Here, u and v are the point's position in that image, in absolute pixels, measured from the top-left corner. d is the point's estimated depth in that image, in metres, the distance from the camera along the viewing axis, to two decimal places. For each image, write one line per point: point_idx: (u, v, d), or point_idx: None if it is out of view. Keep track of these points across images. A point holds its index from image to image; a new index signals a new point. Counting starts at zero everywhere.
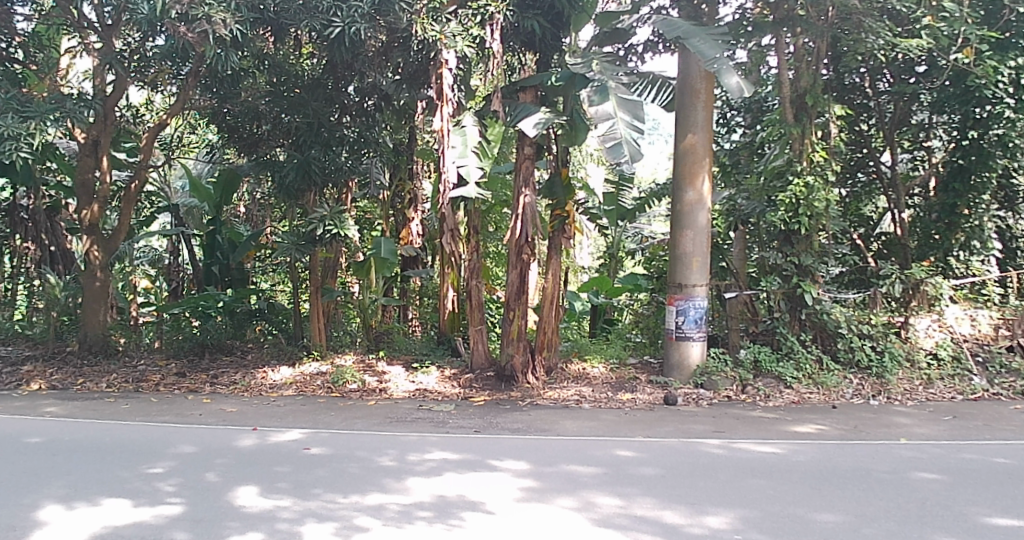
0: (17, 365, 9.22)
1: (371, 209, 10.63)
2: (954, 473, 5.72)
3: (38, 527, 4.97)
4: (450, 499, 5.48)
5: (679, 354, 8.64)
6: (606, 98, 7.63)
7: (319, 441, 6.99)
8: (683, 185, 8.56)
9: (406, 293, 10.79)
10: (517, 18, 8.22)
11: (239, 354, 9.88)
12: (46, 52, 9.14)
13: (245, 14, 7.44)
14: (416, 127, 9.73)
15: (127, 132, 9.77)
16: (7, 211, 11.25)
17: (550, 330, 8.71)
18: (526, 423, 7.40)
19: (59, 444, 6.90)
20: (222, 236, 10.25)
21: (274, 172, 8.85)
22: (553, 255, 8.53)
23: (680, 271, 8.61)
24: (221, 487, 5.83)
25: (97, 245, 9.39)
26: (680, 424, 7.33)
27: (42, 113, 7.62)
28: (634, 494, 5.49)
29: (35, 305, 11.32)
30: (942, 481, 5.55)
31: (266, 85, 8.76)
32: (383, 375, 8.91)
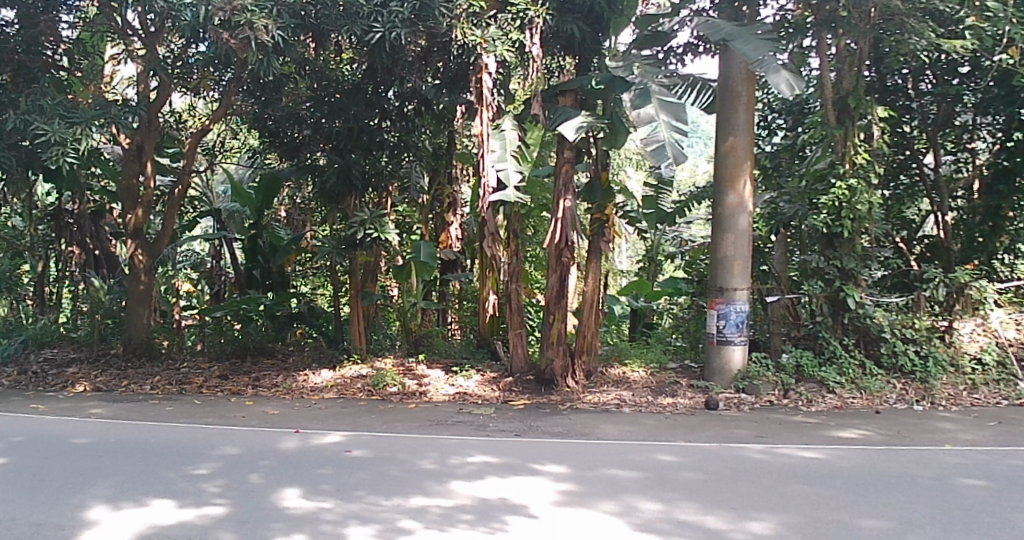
0: (63, 367, 9.40)
1: (410, 214, 10.27)
2: (1001, 480, 5.60)
3: (87, 526, 5.01)
4: (492, 502, 5.45)
5: (721, 359, 8.56)
6: (647, 101, 7.65)
7: (360, 444, 7.03)
8: (724, 188, 8.51)
9: (445, 297, 10.76)
10: (558, 22, 8.20)
11: (281, 358, 9.91)
12: (90, 59, 9.26)
13: (287, 21, 7.53)
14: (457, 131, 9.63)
15: (171, 138, 10.02)
16: (52, 217, 11.23)
17: (589, 334, 8.63)
18: (566, 427, 7.37)
19: (106, 446, 7.00)
20: (264, 240, 10.20)
21: (315, 177, 8.97)
22: (593, 259, 8.45)
23: (720, 274, 8.56)
24: (265, 488, 5.86)
25: (141, 249, 9.43)
26: (723, 429, 7.27)
27: (88, 119, 7.75)
28: (677, 499, 5.43)
29: (78, 307, 11.43)
30: (988, 488, 5.44)
31: (307, 90, 8.87)
32: (423, 378, 8.90)
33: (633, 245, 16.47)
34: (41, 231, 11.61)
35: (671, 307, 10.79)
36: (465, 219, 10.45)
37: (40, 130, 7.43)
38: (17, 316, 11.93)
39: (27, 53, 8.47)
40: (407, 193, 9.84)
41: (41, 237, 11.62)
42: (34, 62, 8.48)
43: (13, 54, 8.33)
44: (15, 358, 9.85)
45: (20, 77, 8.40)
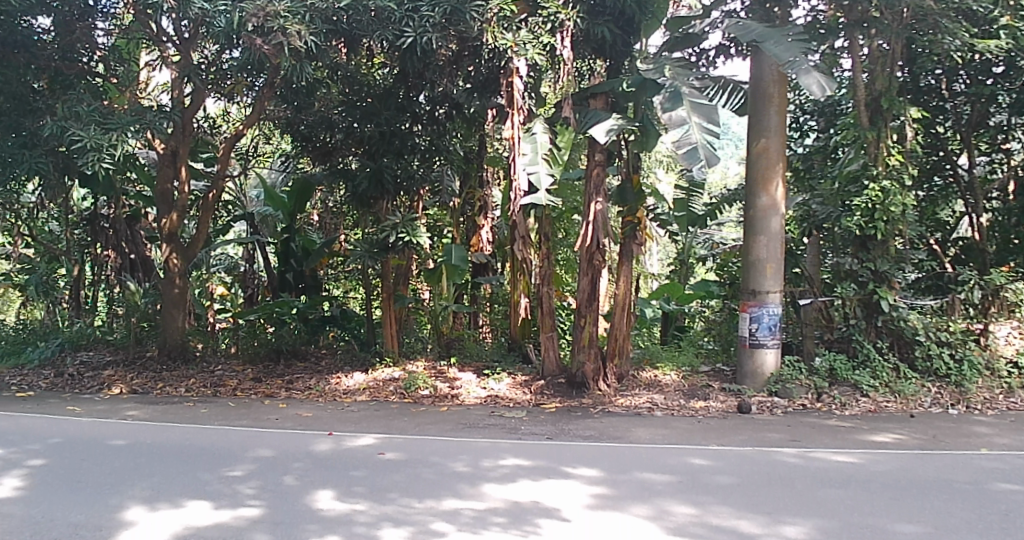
0: (99, 370, 9.51)
1: (440, 216, 10.33)
2: None
3: (125, 527, 5.06)
4: (525, 506, 5.45)
5: (753, 362, 8.51)
6: (678, 104, 7.65)
7: (393, 447, 7.06)
8: (756, 191, 8.47)
9: (477, 300, 10.74)
10: (589, 25, 8.23)
11: (314, 360, 9.98)
12: (126, 65, 9.37)
13: (319, 26, 7.61)
14: (488, 134, 9.56)
15: (205, 143, 10.01)
16: (89, 220, 11.48)
17: (621, 337, 8.61)
18: (598, 430, 7.35)
19: (143, 448, 7.09)
20: (297, 244, 10.26)
21: (348, 181, 9.10)
22: (625, 262, 8.44)
23: (753, 277, 8.52)
24: (299, 490, 5.90)
25: (175, 253, 9.53)
26: (757, 433, 7.22)
27: (123, 125, 7.85)
28: (709, 503, 5.41)
29: (114, 311, 11.57)
30: None
31: (339, 95, 8.96)
32: (455, 381, 8.90)
33: (665, 248, 16.46)
34: (77, 235, 11.79)
35: (702, 310, 10.70)
36: (497, 222, 10.26)
37: (77, 136, 7.55)
38: (53, 320, 11.85)
39: (63, 60, 8.66)
40: (439, 196, 9.80)
41: (77, 241, 11.78)
42: (71, 69, 8.69)
43: (49, 61, 8.50)
44: (50, 361, 10.02)
45: (56, 83, 8.61)
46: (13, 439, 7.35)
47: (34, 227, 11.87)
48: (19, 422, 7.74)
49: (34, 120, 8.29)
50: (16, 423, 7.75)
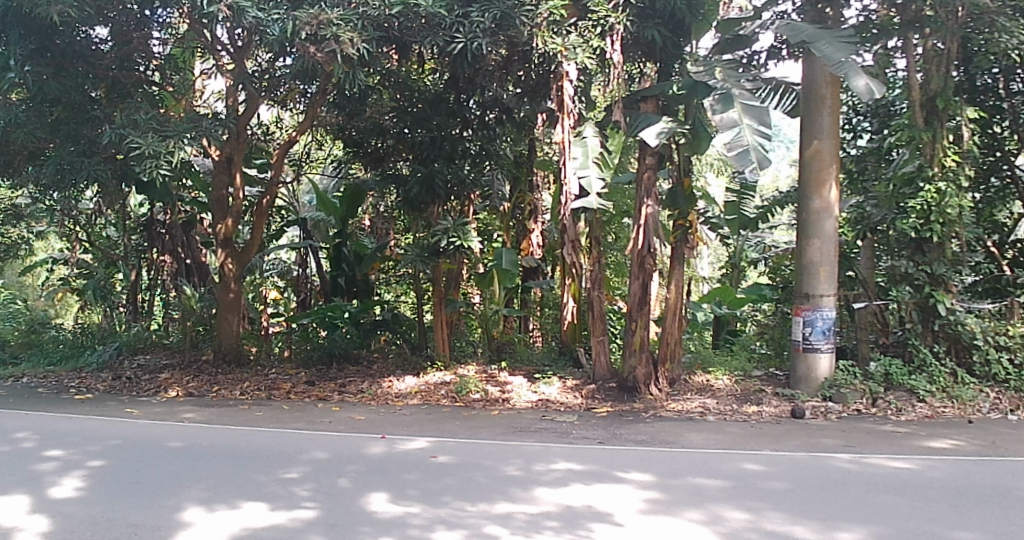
0: (157, 373, 9.71)
1: (490, 220, 10.36)
2: None
3: (183, 527, 5.13)
4: (577, 510, 5.43)
5: (807, 367, 8.43)
6: (730, 106, 7.60)
7: (444, 450, 7.09)
8: (810, 193, 8.42)
9: (527, 304, 10.85)
10: (637, 28, 8.25)
11: (366, 364, 10.03)
12: (181, 73, 9.56)
13: (372, 34, 7.74)
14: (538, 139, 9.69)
15: (259, 149, 10.34)
16: (145, 226, 11.81)
17: (672, 341, 8.52)
18: (650, 435, 7.31)
19: (200, 450, 7.21)
20: (349, 249, 10.45)
21: (400, 187, 9.20)
22: (676, 265, 8.37)
23: (807, 280, 8.44)
24: (352, 493, 5.95)
25: (231, 257, 9.66)
26: (811, 438, 7.13)
27: (180, 133, 7.98)
28: (764, 509, 5.34)
29: (170, 314, 11.74)
30: None
31: (391, 101, 9.10)
32: (506, 385, 8.91)
33: (717, 251, 16.35)
34: (134, 241, 12.00)
35: (754, 313, 10.62)
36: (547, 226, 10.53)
37: (135, 143, 7.70)
38: (111, 323, 12.03)
39: (120, 69, 8.83)
40: (489, 200, 9.91)
41: (134, 246, 12.11)
42: (128, 78, 8.86)
43: (107, 71, 8.68)
44: (109, 364, 10.26)
45: (114, 92, 8.79)
46: (75, 441, 7.54)
47: (93, 234, 12.13)
48: (79, 424, 7.94)
49: (92, 128, 8.46)
50: (77, 425, 7.95)
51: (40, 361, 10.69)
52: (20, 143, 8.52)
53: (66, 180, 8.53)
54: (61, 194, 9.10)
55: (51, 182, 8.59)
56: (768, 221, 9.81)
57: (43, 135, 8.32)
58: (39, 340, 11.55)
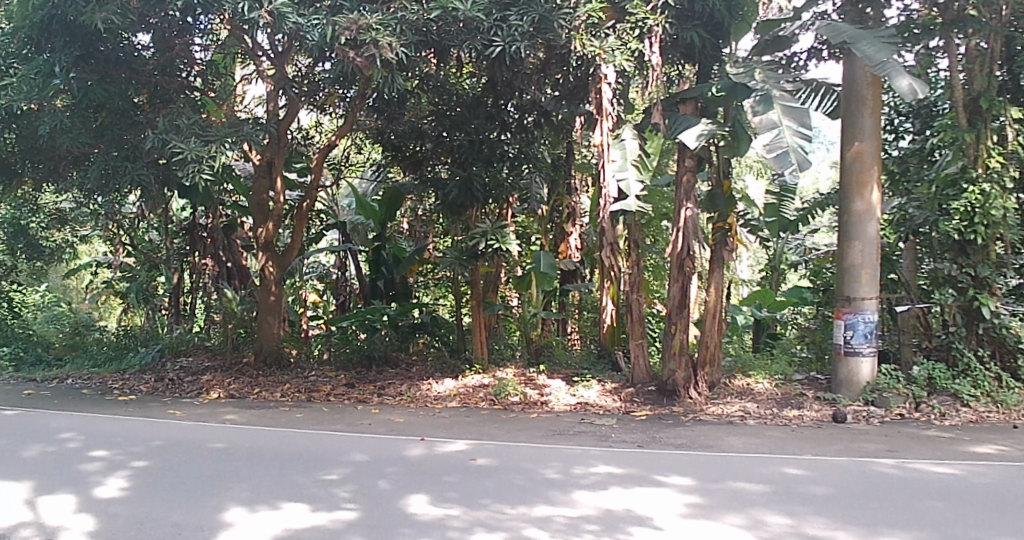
0: (199, 374, 9.85)
1: (528, 224, 10.44)
2: None
3: (225, 528, 5.17)
4: (617, 514, 5.41)
5: (847, 370, 8.36)
6: (770, 108, 7.58)
7: (484, 453, 7.11)
8: (851, 195, 8.36)
9: (565, 306, 10.89)
10: (677, 30, 8.27)
11: (404, 367, 10.09)
12: (223, 78, 9.57)
13: (410, 38, 7.75)
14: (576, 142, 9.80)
15: (299, 154, 10.41)
16: (189, 230, 11.92)
17: (712, 345, 8.47)
18: (689, 439, 7.27)
19: (241, 452, 7.30)
20: (387, 252, 10.42)
21: (439, 190, 9.28)
22: (716, 268, 8.32)
23: (848, 284, 8.36)
24: (391, 494, 5.97)
25: (271, 260, 9.77)
26: (853, 443, 7.05)
27: (221, 138, 8.07)
28: (806, 514, 5.28)
29: (211, 317, 11.91)
30: None
31: (429, 104, 9.19)
32: (544, 388, 8.90)
33: (757, 254, 16.16)
34: (176, 244, 12.25)
35: (795, 318, 10.68)
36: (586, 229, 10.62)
37: (178, 148, 7.80)
38: (153, 326, 12.19)
39: (163, 75, 8.99)
40: (527, 203, 10.01)
41: (177, 249, 12.23)
42: (170, 83, 9.02)
43: (149, 77, 8.85)
44: (151, 366, 10.43)
45: (156, 98, 8.98)
46: (119, 442, 7.66)
47: (136, 237, 12.33)
48: (123, 425, 8.06)
49: (135, 133, 8.64)
50: (121, 426, 8.07)
51: (85, 363, 10.89)
52: (66, 149, 8.69)
53: (109, 184, 8.65)
54: (105, 198, 9.23)
55: (96, 187, 8.74)
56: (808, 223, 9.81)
57: (88, 141, 8.45)
58: (83, 342, 11.75)
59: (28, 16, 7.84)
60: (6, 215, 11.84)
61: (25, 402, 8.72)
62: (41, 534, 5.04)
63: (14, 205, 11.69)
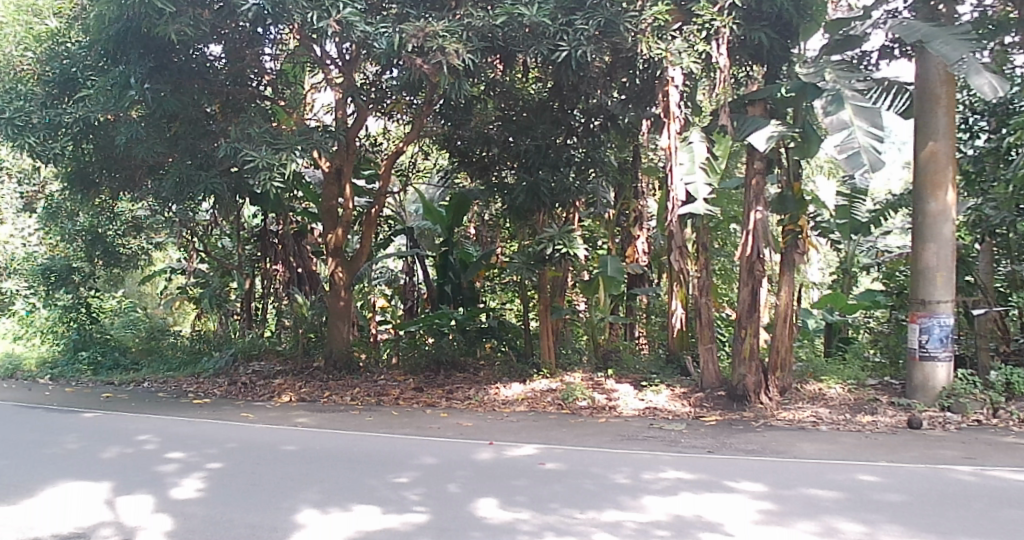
0: (271, 378, 10.15)
1: (595, 228, 10.32)
2: None
3: (297, 529, 5.14)
4: (688, 519, 5.27)
5: (923, 375, 8.20)
6: (841, 107, 7.45)
7: (552, 457, 7.08)
8: (925, 196, 8.24)
9: (633, 311, 11.20)
10: (745, 31, 8.18)
11: (472, 371, 10.22)
12: (292, 88, 9.95)
13: (477, 44, 7.80)
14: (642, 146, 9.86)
15: (367, 160, 10.62)
16: (260, 236, 12.41)
17: (783, 349, 8.43)
18: (761, 444, 7.15)
19: (311, 455, 7.36)
20: (454, 256, 10.71)
21: (506, 196, 9.40)
22: (786, 271, 8.27)
23: (923, 286, 8.25)
24: (462, 498, 5.92)
25: (341, 267, 10.10)
26: (929, 450, 6.86)
27: (291, 145, 8.18)
28: (880, 521, 5.11)
29: (282, 322, 12.24)
30: None
31: (495, 110, 9.31)
32: (612, 393, 8.90)
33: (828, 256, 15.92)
34: (248, 251, 12.62)
35: (868, 321, 10.71)
36: (651, 232, 10.72)
37: (250, 156, 7.92)
38: (227, 330, 12.55)
39: (234, 85, 9.24)
40: (595, 208, 9.89)
41: (248, 256, 12.63)
42: (241, 93, 9.28)
43: (222, 87, 9.08)
44: (225, 371, 10.74)
45: (228, 108, 9.24)
46: (195, 444, 7.77)
47: (209, 243, 12.75)
48: (195, 427, 8.23)
49: (209, 143, 8.86)
50: (196, 428, 8.24)
51: (160, 368, 11.25)
52: (143, 159, 8.96)
53: (184, 193, 8.87)
54: (180, 206, 9.53)
55: (171, 195, 8.99)
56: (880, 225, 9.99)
57: (163, 150, 8.71)
58: (158, 346, 12.37)
59: (105, 29, 7.92)
60: (84, 223, 12.08)
61: (105, 405, 9.00)
62: (120, 534, 5.06)
63: (92, 214, 11.87)
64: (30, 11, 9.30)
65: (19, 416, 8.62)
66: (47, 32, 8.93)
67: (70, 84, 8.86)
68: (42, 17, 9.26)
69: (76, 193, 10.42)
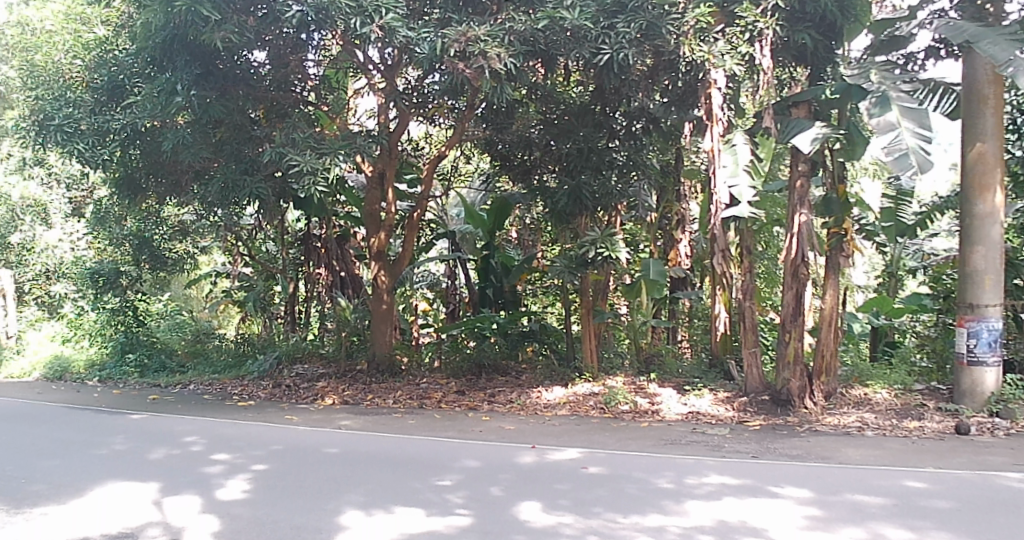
0: (315, 381, 10.35)
1: (637, 231, 10.70)
2: None
3: (340, 530, 5.13)
4: (732, 525, 5.18)
5: (971, 380, 8.10)
6: (888, 109, 7.39)
7: (595, 461, 7.00)
8: (972, 198, 8.15)
9: (676, 315, 11.24)
10: (788, 32, 8.11)
11: (515, 374, 10.30)
12: (335, 93, 10.08)
13: (519, 48, 7.78)
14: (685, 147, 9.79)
15: (409, 164, 10.85)
16: (303, 241, 12.41)
17: (828, 353, 8.35)
18: (806, 450, 7.07)
19: (350, 457, 7.37)
20: (496, 260, 10.90)
21: (547, 199, 9.44)
22: (831, 275, 8.26)
23: (971, 290, 8.16)
24: (504, 501, 5.88)
25: (383, 269, 10.27)
26: (978, 456, 6.75)
27: (334, 150, 8.26)
28: (929, 528, 4.99)
29: (326, 325, 12.34)
30: None
31: (536, 114, 9.38)
32: (655, 397, 8.91)
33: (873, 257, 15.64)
34: (292, 255, 12.76)
35: (914, 325, 10.66)
36: (694, 235, 10.78)
37: (294, 161, 7.98)
38: (270, 334, 12.90)
39: (279, 90, 9.33)
40: (637, 211, 9.99)
41: (291, 260, 12.79)
42: (286, 99, 9.33)
43: (266, 93, 9.17)
44: (269, 373, 10.93)
45: (272, 113, 9.28)
46: (239, 446, 7.77)
47: (253, 248, 12.89)
48: (239, 429, 8.31)
49: (253, 148, 8.91)
50: (240, 430, 8.32)
51: (206, 370, 11.65)
52: (190, 165, 9.12)
53: (229, 197, 8.94)
54: (225, 211, 9.70)
55: (216, 200, 9.11)
56: (927, 228, 9.94)
57: (208, 155, 8.88)
58: (203, 349, 12.68)
59: (153, 37, 8.06)
60: (131, 228, 12.36)
61: (152, 407, 9.21)
62: (167, 533, 5.08)
63: (139, 219, 12.21)
64: (79, 20, 9.63)
65: (71, 417, 8.81)
66: (96, 40, 9.17)
67: (118, 92, 9.06)
68: (90, 24, 9.57)
69: (124, 198, 10.71)
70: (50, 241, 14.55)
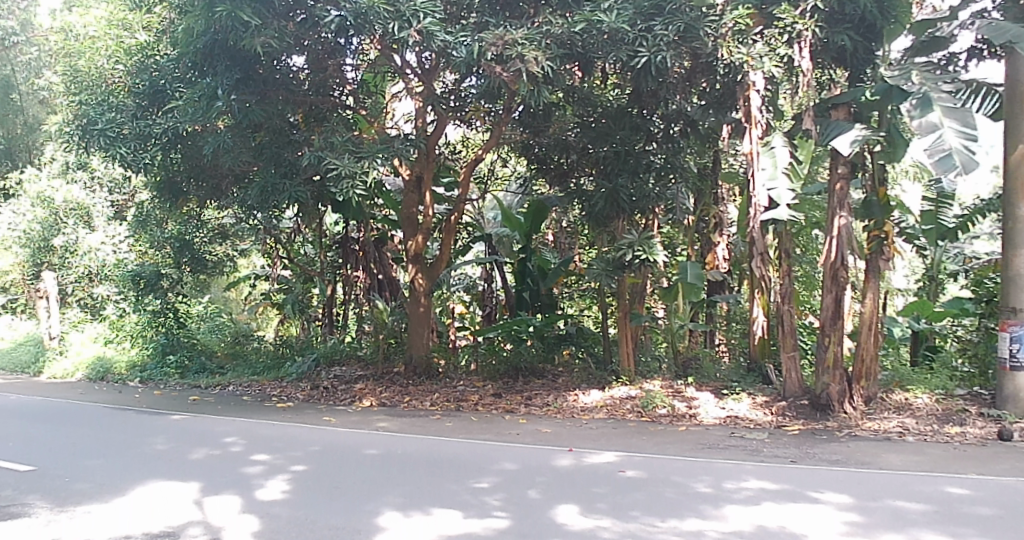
0: (354, 382, 10.52)
1: (674, 233, 11.06)
2: None
3: (378, 531, 5.15)
4: (772, 530, 5.13)
5: (1015, 386, 7.97)
6: (930, 110, 7.32)
7: (633, 465, 6.99)
8: (1015, 200, 8.06)
9: (713, 318, 11.23)
10: (827, 34, 8.03)
11: (551, 377, 10.46)
12: (374, 97, 10.39)
13: (555, 51, 7.81)
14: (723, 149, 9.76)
15: (447, 168, 11.01)
16: (341, 244, 12.59)
17: (868, 358, 8.31)
18: (846, 455, 7.01)
19: (386, 458, 7.41)
20: (533, 263, 10.89)
21: (584, 202, 9.53)
22: (871, 279, 8.22)
23: (1013, 294, 8.06)
24: (541, 504, 5.87)
25: (421, 272, 10.34)
26: (1022, 462, 6.63)
27: (373, 154, 8.34)
28: (971, 534, 4.93)
29: (363, 327, 12.58)
30: None
31: (574, 117, 9.55)
32: (692, 401, 8.89)
33: (914, 261, 15.37)
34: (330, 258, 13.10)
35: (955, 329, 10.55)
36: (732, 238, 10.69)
37: (333, 165, 8.03)
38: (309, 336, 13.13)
39: (317, 94, 9.41)
40: (675, 213, 9.95)
41: (330, 263, 13.17)
42: (324, 102, 9.46)
43: (306, 97, 9.25)
44: (308, 375, 11.09)
45: (311, 118, 9.45)
46: (276, 446, 7.83)
47: (293, 251, 13.25)
48: (277, 430, 8.38)
49: (292, 151, 8.99)
50: (278, 431, 8.42)
51: (245, 371, 11.74)
52: (231, 168, 9.26)
53: (268, 200, 8.91)
54: (265, 214, 9.82)
55: (257, 203, 9.19)
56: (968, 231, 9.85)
57: (248, 159, 8.99)
58: (243, 350, 13.05)
59: (194, 43, 8.16)
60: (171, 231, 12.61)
61: (194, 409, 9.36)
62: (208, 532, 5.11)
63: (181, 222, 12.43)
64: (121, 26, 9.69)
65: (114, 417, 8.96)
66: (137, 45, 9.26)
67: (159, 97, 9.20)
68: (132, 30, 9.60)
69: (164, 201, 10.90)
70: (91, 244, 14.18)
